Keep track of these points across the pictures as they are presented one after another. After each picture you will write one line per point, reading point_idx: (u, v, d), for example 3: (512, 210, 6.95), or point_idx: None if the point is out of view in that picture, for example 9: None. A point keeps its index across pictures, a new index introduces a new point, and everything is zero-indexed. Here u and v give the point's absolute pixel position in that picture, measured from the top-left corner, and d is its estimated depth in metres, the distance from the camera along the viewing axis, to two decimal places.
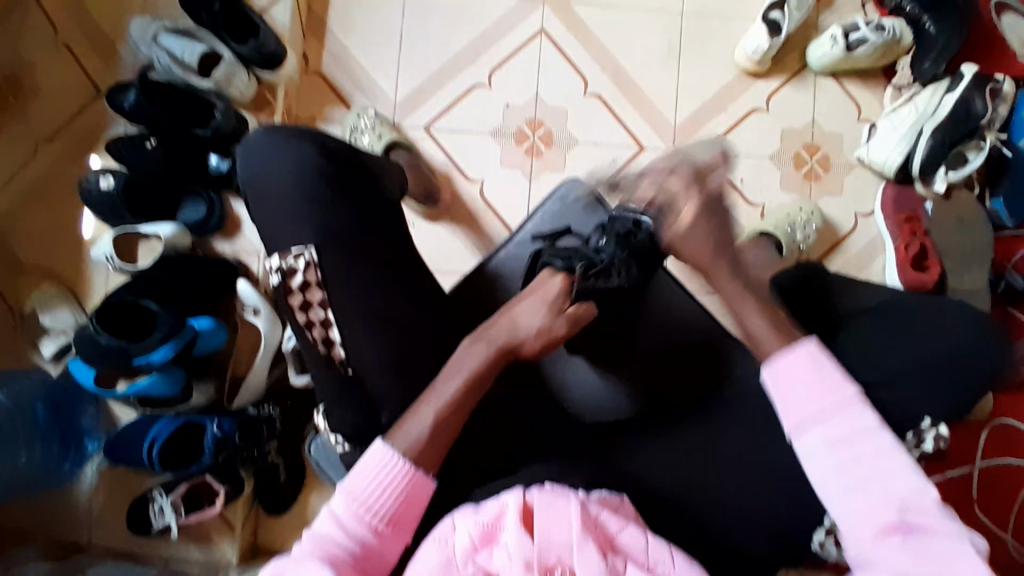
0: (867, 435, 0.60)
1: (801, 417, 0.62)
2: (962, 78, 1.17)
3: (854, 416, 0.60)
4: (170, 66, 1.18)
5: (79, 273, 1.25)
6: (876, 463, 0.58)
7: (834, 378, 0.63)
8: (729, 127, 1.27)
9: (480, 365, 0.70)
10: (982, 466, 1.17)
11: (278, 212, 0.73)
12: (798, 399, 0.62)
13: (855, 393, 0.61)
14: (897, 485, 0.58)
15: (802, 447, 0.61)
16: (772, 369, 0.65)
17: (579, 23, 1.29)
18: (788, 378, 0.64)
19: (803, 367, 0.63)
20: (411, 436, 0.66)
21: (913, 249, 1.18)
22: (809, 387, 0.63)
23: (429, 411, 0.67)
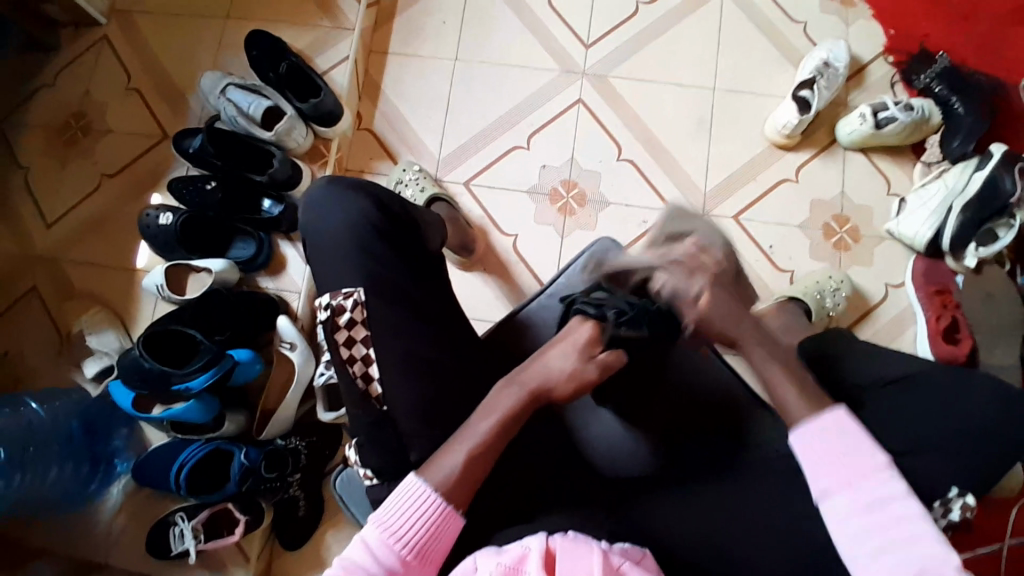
0: (891, 501, 0.63)
1: (826, 480, 0.65)
2: (991, 157, 1.19)
3: (882, 484, 0.63)
4: (235, 117, 1.27)
5: (128, 301, 1.32)
6: (903, 530, 0.61)
7: (861, 446, 0.66)
8: (758, 196, 1.31)
9: (512, 407, 0.71)
10: (1013, 544, 1.14)
11: (328, 253, 0.78)
12: (825, 462, 0.66)
13: (881, 460, 0.65)
14: (921, 556, 0.60)
15: (829, 510, 0.64)
16: (800, 434, 0.68)
17: (615, 94, 1.37)
18: (813, 448, 0.67)
19: (829, 436, 0.66)
20: (444, 470, 0.67)
21: (945, 321, 1.19)
22: (836, 451, 0.66)
23: (463, 447, 0.68)
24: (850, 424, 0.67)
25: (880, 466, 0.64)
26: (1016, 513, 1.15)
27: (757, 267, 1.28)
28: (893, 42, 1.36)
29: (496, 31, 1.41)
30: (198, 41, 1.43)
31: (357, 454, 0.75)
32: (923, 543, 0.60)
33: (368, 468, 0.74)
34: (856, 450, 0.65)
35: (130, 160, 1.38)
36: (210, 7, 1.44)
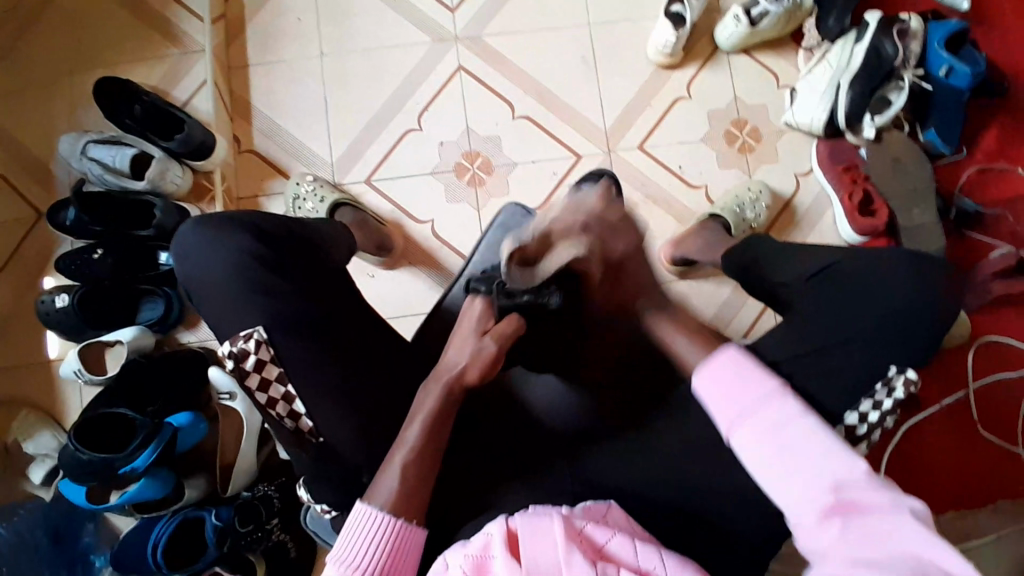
0: (788, 421, 0.60)
1: (732, 415, 0.62)
2: (869, 25, 1.22)
3: (779, 409, 0.60)
4: (103, 174, 1.19)
5: (51, 394, 1.24)
6: (808, 448, 0.58)
7: (756, 375, 0.63)
8: (658, 120, 1.30)
9: (436, 406, 0.72)
10: (975, 387, 1.20)
11: (218, 299, 0.73)
12: (726, 402, 0.63)
13: (776, 383, 0.62)
14: (834, 466, 0.56)
15: (739, 442, 0.61)
16: (701, 376, 0.65)
17: (492, 52, 1.33)
18: (714, 381, 0.64)
19: (725, 368, 0.64)
20: (384, 490, 0.67)
21: (857, 196, 1.22)
22: (735, 388, 0.63)
23: (397, 463, 0.68)
24: (743, 353, 0.65)
25: (775, 388, 0.61)
26: (971, 356, 1.22)
27: (673, 190, 1.28)
28: None
29: (356, 17, 1.34)
30: (43, 105, 1.31)
31: (308, 492, 0.73)
32: (825, 458, 0.57)
33: (324, 503, 0.72)
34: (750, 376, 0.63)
35: (10, 249, 1.28)
36: (46, 65, 1.32)
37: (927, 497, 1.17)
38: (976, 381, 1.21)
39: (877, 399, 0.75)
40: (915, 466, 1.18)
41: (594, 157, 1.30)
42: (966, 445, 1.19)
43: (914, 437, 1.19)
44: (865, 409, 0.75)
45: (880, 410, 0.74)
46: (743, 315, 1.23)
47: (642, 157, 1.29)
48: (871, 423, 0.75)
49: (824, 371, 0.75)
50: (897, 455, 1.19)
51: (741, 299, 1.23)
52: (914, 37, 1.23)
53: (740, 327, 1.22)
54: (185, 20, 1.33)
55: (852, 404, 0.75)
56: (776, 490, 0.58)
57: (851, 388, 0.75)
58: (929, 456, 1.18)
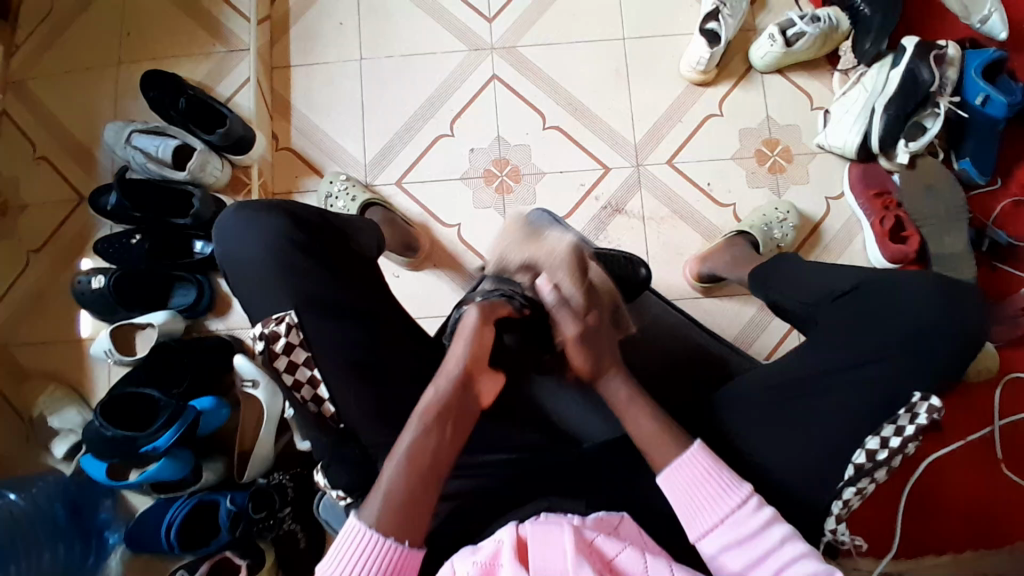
0: (762, 532, 0.66)
1: (702, 526, 0.67)
2: (906, 50, 1.21)
3: (753, 518, 0.66)
4: (145, 163, 1.24)
5: (80, 372, 1.27)
6: (777, 555, 0.64)
7: (725, 485, 0.68)
8: (688, 135, 1.31)
9: (433, 405, 0.68)
10: (1002, 423, 1.18)
11: (253, 287, 0.75)
12: (698, 507, 0.68)
13: (748, 492, 0.68)
14: (809, 572, 0.63)
15: (708, 549, 0.67)
16: (668, 479, 0.70)
17: (527, 62, 1.35)
18: (683, 485, 0.69)
19: (693, 472, 0.69)
20: (386, 494, 0.63)
21: (888, 222, 1.20)
22: (704, 495, 0.68)
23: (403, 455, 0.65)
24: (708, 457, 0.70)
25: (746, 497, 0.67)
26: (999, 391, 1.19)
27: (700, 207, 1.28)
28: None
29: (395, 22, 1.38)
30: (94, 94, 1.37)
31: (324, 476, 0.72)
32: (795, 565, 0.64)
33: (340, 489, 0.71)
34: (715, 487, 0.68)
35: (52, 230, 1.32)
36: (99, 56, 1.38)
37: (947, 535, 1.14)
38: (1002, 418, 1.18)
39: (897, 424, 0.72)
40: (935, 502, 1.15)
41: (622, 170, 1.30)
42: (988, 484, 1.15)
43: (936, 471, 1.16)
44: (886, 434, 0.73)
45: (901, 436, 0.72)
46: (765, 336, 1.21)
47: (669, 172, 1.30)
48: (892, 449, 0.72)
49: (841, 394, 0.75)
50: (918, 488, 1.15)
51: (765, 319, 1.22)
52: (951, 65, 1.22)
53: (762, 348, 1.21)
54: (231, 19, 1.38)
55: (873, 430, 0.73)
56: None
57: (873, 414, 0.74)
58: (950, 492, 1.15)
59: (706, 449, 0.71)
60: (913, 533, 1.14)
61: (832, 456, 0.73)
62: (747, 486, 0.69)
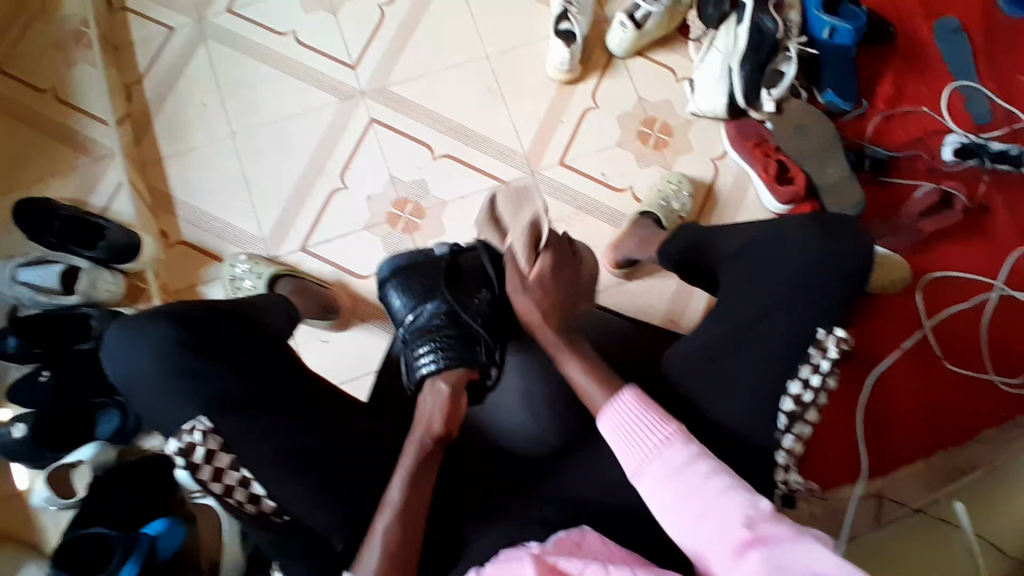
0: (687, 463, 0.67)
1: (635, 461, 0.70)
2: (744, 6, 1.26)
3: (678, 452, 0.68)
4: (34, 297, 1.17)
5: (14, 530, 1.18)
6: (705, 492, 0.64)
7: (654, 423, 0.71)
8: (572, 133, 1.34)
9: (412, 467, 0.72)
10: (932, 324, 1.25)
11: (159, 402, 0.72)
12: (628, 449, 0.71)
13: (673, 428, 0.70)
14: (736, 506, 0.62)
15: (643, 486, 0.68)
16: (607, 421, 0.74)
17: (400, 100, 1.36)
18: (619, 429, 0.72)
19: (625, 415, 0.73)
20: (374, 554, 0.67)
21: (773, 167, 1.28)
22: (636, 436, 0.71)
23: (391, 510, 0.70)
24: (642, 399, 0.73)
25: (673, 432, 0.69)
26: (920, 294, 1.27)
27: (601, 197, 1.32)
28: None
29: (260, 91, 1.36)
30: None
31: (284, 572, 0.72)
32: (725, 497, 0.63)
33: None
34: (646, 425, 0.71)
35: None
36: None
37: (910, 441, 1.21)
38: (930, 318, 1.25)
39: (813, 363, 0.76)
40: (894, 412, 1.22)
41: (519, 180, 1.33)
42: (933, 384, 1.23)
43: (886, 384, 1.23)
44: (805, 376, 0.76)
45: (819, 373, 0.75)
46: (692, 303, 1.26)
47: (564, 171, 1.33)
48: (814, 388, 0.75)
49: (759, 345, 0.78)
50: (872, 404, 1.22)
51: (687, 288, 1.26)
52: (792, 8, 1.30)
53: (693, 316, 1.25)
54: (89, 126, 1.33)
55: (792, 374, 0.76)
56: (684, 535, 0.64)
57: (788, 358, 0.77)
58: (903, 401, 1.22)
59: (644, 395, 0.74)
60: (881, 448, 1.20)
61: (762, 405, 0.76)
62: (677, 423, 0.70)
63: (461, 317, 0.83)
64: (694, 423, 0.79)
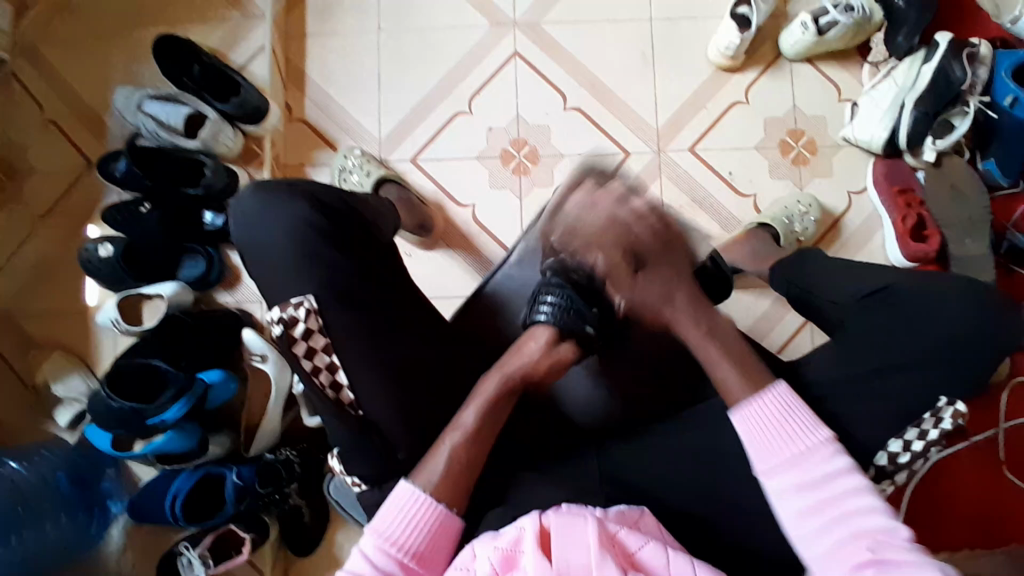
0: (835, 478, 0.66)
1: (771, 459, 0.68)
2: (939, 46, 1.17)
3: (828, 462, 0.66)
4: (156, 130, 1.21)
5: (85, 341, 1.25)
6: (845, 506, 0.64)
7: (805, 426, 0.68)
8: (713, 122, 1.28)
9: (495, 396, 0.73)
10: (1007, 427, 1.16)
11: (274, 266, 0.74)
12: (768, 448, 0.68)
13: (825, 437, 0.68)
14: (872, 526, 0.63)
15: (771, 483, 0.67)
16: (741, 414, 0.70)
17: (549, 40, 1.31)
18: (756, 422, 0.69)
19: (770, 410, 0.69)
20: (433, 473, 0.68)
21: (911, 220, 1.19)
22: (778, 434, 0.68)
23: (457, 436, 0.70)
24: (792, 396, 0.70)
25: (824, 439, 0.67)
26: (1005, 395, 1.17)
27: (721, 197, 1.26)
28: None
29: None
30: (105, 56, 1.33)
31: (341, 463, 0.73)
32: (864, 515, 0.64)
33: (354, 476, 0.72)
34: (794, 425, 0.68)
35: (58, 195, 1.30)
36: (109, 17, 1.34)
37: (948, 537, 1.14)
38: (1008, 421, 1.17)
39: (922, 428, 0.72)
40: (937, 499, 1.15)
41: (643, 155, 1.28)
42: (989, 487, 1.15)
43: (939, 469, 1.16)
44: (909, 438, 0.72)
45: (925, 440, 0.72)
46: (779, 330, 1.21)
47: (691, 159, 1.27)
48: (914, 453, 0.72)
49: (868, 396, 0.73)
50: (922, 489, 1.15)
51: (780, 313, 1.21)
52: (983, 63, 1.18)
53: (774, 342, 1.21)
54: None
55: (896, 433, 0.73)
56: (806, 541, 0.65)
57: (898, 417, 0.72)
58: (951, 492, 1.15)
59: (789, 390, 0.70)
60: (916, 533, 1.14)
61: (855, 457, 0.72)
62: (828, 431, 0.68)
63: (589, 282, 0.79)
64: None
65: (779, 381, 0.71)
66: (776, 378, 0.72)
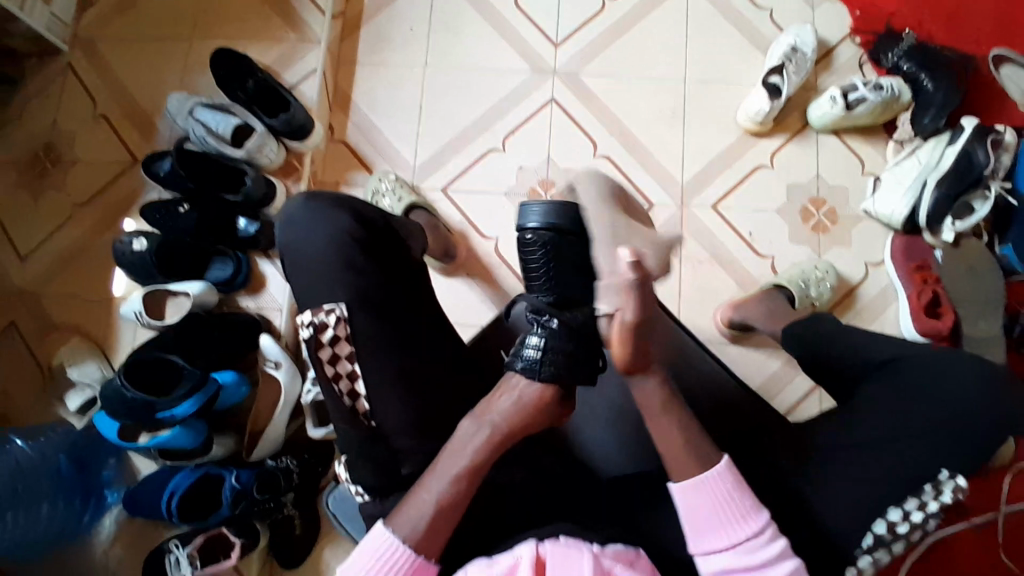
0: (770, 560, 0.68)
1: (710, 541, 0.69)
2: (964, 130, 1.22)
3: (763, 545, 0.68)
4: (204, 136, 1.26)
5: (106, 330, 1.28)
6: None
7: (744, 511, 0.69)
8: (736, 182, 1.32)
9: (485, 446, 0.70)
10: (1008, 512, 1.14)
11: (307, 274, 0.77)
12: (708, 528, 0.69)
13: (762, 521, 0.69)
14: None
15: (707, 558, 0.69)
16: (684, 491, 0.70)
17: (585, 90, 1.37)
18: (700, 503, 0.70)
19: (714, 492, 0.69)
20: (424, 504, 0.69)
21: (926, 297, 1.20)
22: (719, 518, 0.69)
23: (448, 473, 0.70)
24: (733, 479, 0.70)
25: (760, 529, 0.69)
26: (1008, 481, 1.15)
27: (739, 256, 1.29)
28: (858, 22, 1.37)
29: (462, 34, 1.41)
30: (164, 63, 1.41)
31: (348, 471, 0.75)
32: None
33: (360, 485, 0.74)
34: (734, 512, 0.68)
35: (101, 187, 1.35)
36: (175, 27, 1.42)
37: None
38: (1011, 508, 1.14)
39: (922, 499, 0.72)
40: None
41: (665, 207, 1.31)
42: None
43: (938, 548, 1.13)
44: (908, 508, 0.72)
45: (924, 511, 0.71)
46: (788, 392, 1.21)
47: (712, 216, 1.30)
48: (913, 523, 0.71)
49: (873, 465, 0.74)
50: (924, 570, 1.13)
51: (790, 376, 1.21)
52: (1007, 150, 1.21)
53: (783, 404, 1.20)
54: (307, 9, 1.42)
55: (896, 501, 0.73)
56: None
57: (899, 487, 0.73)
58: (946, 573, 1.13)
59: (733, 469, 0.71)
60: None
61: (854, 523, 0.72)
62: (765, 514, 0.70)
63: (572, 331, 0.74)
64: (772, 507, 0.76)
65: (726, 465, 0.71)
66: (720, 458, 0.71)
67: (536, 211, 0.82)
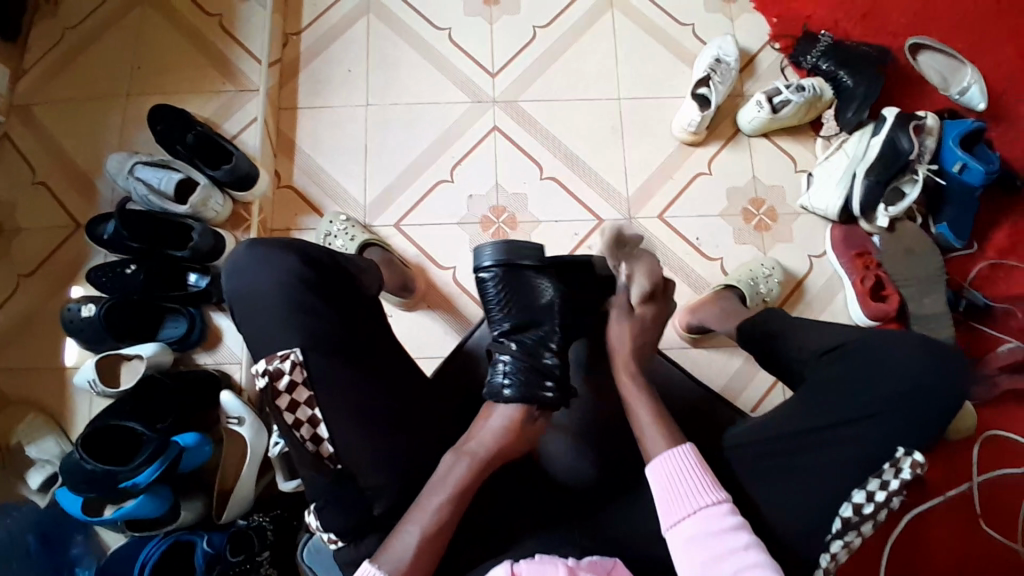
0: (729, 531, 0.68)
1: (673, 512, 0.71)
2: (886, 120, 1.28)
3: (722, 516, 0.69)
4: (147, 195, 1.23)
5: (60, 402, 1.24)
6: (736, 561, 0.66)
7: (702, 484, 0.72)
8: (680, 190, 1.36)
9: (461, 483, 0.72)
10: (980, 480, 1.19)
11: (258, 325, 0.76)
12: (671, 497, 0.72)
13: (721, 497, 0.71)
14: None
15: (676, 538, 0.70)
16: (653, 469, 0.74)
17: (525, 115, 1.41)
18: (665, 477, 0.73)
19: (676, 467, 0.73)
20: (398, 556, 0.68)
21: (870, 281, 1.26)
22: (681, 487, 0.72)
23: (421, 521, 0.70)
24: (693, 459, 0.73)
25: (720, 499, 0.70)
26: (976, 449, 1.20)
27: (691, 260, 1.33)
28: (776, 29, 1.45)
29: (401, 72, 1.43)
30: (101, 125, 1.39)
31: (316, 518, 0.73)
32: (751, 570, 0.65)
33: (331, 533, 0.73)
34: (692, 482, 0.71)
35: (43, 256, 1.32)
36: (109, 88, 1.41)
37: None
38: (980, 474, 1.19)
39: (883, 479, 0.74)
40: (920, 557, 1.16)
41: (615, 220, 1.35)
42: (967, 542, 1.16)
43: (915, 522, 1.17)
44: (872, 488, 0.74)
45: (886, 490, 0.73)
46: (751, 389, 1.24)
47: (660, 225, 1.35)
48: (877, 502, 0.73)
49: (832, 449, 0.76)
50: (905, 544, 1.17)
51: (751, 371, 1.25)
52: (930, 133, 1.28)
53: (748, 401, 1.24)
54: (243, 60, 1.42)
55: (858, 484, 0.74)
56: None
57: (860, 469, 0.75)
58: (928, 546, 1.16)
59: (696, 453, 0.74)
60: None
61: (819, 509, 0.75)
62: (725, 492, 0.71)
63: (543, 361, 0.80)
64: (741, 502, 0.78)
65: (687, 445, 0.75)
66: (685, 441, 0.75)
67: (487, 252, 0.84)
